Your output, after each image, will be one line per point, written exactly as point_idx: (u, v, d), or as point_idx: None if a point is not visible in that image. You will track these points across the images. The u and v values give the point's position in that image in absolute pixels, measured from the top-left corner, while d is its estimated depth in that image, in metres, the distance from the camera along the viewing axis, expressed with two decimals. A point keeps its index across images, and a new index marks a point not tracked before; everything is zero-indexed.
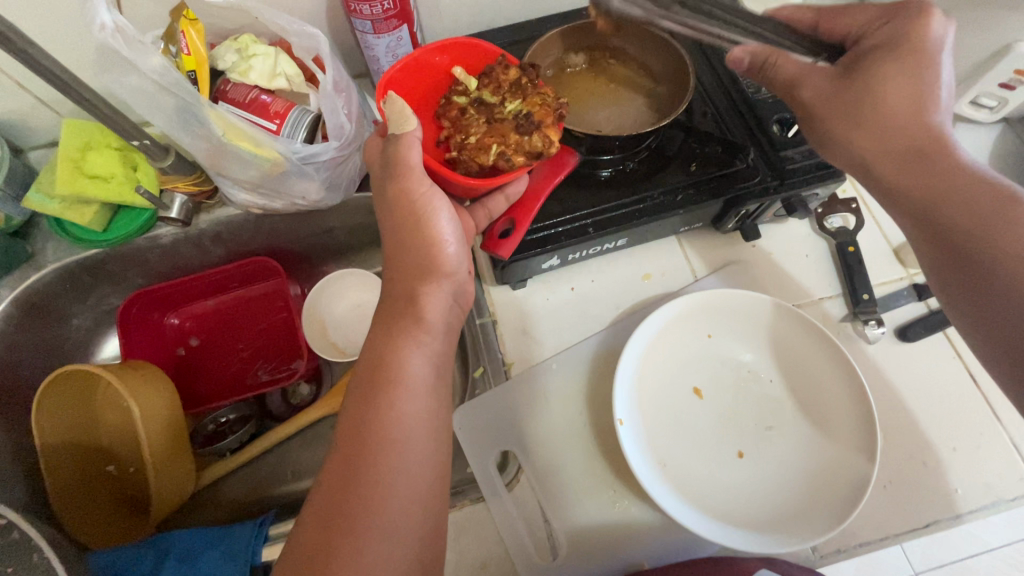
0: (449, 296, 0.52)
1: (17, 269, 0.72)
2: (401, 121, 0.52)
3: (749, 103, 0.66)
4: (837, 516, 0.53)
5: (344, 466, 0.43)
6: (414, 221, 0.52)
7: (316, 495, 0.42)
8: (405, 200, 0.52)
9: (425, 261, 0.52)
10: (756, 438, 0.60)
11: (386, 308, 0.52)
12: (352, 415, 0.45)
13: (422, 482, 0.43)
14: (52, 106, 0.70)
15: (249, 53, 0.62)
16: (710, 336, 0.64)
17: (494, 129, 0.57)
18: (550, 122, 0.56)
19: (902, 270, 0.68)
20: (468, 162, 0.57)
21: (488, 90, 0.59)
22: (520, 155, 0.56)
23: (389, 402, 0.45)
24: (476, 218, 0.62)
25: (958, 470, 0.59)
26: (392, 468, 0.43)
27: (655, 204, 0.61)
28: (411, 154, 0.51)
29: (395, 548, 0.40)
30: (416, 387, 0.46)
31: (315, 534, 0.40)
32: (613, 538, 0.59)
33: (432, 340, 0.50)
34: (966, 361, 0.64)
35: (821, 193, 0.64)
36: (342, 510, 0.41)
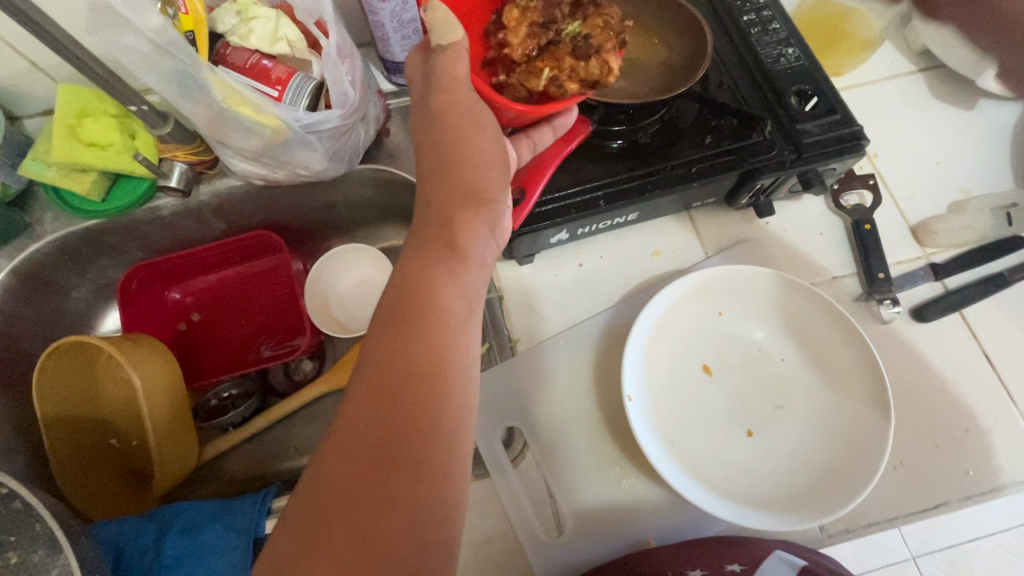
0: (487, 228, 0.50)
1: (15, 240, 0.70)
2: (445, 30, 0.51)
3: (768, 73, 0.64)
4: (857, 486, 0.52)
5: (367, 393, 0.39)
6: (462, 135, 0.51)
7: (336, 424, 0.39)
8: (451, 110, 0.51)
9: (461, 187, 0.50)
10: (768, 416, 0.59)
11: (419, 236, 0.49)
12: (386, 342, 0.42)
13: (463, 416, 0.41)
14: (48, 71, 0.68)
15: (249, 15, 0.60)
16: (721, 313, 0.62)
17: (548, 52, 0.55)
18: (610, 47, 0.55)
19: (919, 250, 0.67)
20: (517, 87, 0.56)
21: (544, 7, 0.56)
22: (574, 81, 0.54)
23: (429, 331, 0.42)
24: (521, 149, 0.58)
25: (970, 452, 0.58)
26: (435, 397, 0.40)
27: (668, 176, 0.60)
28: (457, 65, 0.51)
29: (436, 479, 0.37)
30: (444, 319, 0.44)
31: (348, 457, 0.37)
32: (621, 515, 0.58)
33: (464, 272, 0.47)
34: (982, 342, 0.63)
35: (838, 168, 0.62)
36: (382, 434, 0.38)
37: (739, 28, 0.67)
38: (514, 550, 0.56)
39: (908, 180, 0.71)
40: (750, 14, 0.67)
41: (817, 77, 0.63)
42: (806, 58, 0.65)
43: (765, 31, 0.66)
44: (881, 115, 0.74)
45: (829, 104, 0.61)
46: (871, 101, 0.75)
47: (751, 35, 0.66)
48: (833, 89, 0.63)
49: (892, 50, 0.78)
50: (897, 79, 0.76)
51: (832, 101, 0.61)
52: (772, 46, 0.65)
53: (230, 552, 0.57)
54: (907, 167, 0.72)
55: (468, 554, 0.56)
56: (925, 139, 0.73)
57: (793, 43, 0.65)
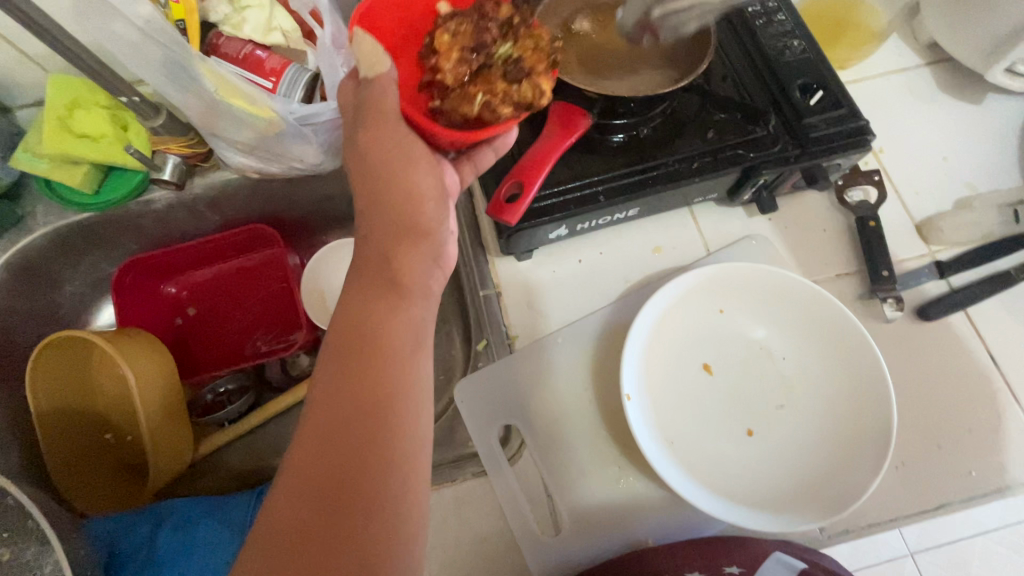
0: (430, 258, 0.49)
1: (6, 233, 0.69)
2: (373, 61, 0.47)
3: (773, 66, 0.62)
4: (855, 493, 0.51)
5: (313, 442, 0.38)
6: (392, 177, 0.48)
7: (281, 476, 0.38)
8: (375, 151, 0.47)
9: (402, 221, 0.47)
10: (765, 415, 0.58)
11: (357, 273, 0.46)
12: (327, 388, 0.40)
13: (416, 453, 0.40)
14: (38, 61, 0.67)
15: (241, 3, 0.58)
16: (722, 311, 0.62)
17: (480, 75, 0.51)
18: (542, 70, 0.51)
19: (924, 247, 0.66)
20: (451, 113, 0.52)
21: (475, 27, 0.52)
22: (508, 105, 0.50)
23: (374, 370, 0.41)
24: (462, 173, 0.57)
25: (973, 452, 0.58)
26: (384, 438, 0.39)
27: (670, 171, 0.58)
28: (386, 98, 0.47)
29: (390, 525, 0.37)
30: (390, 354, 0.42)
31: (297, 515, 0.36)
32: (618, 515, 0.58)
33: (410, 304, 0.45)
34: (987, 341, 0.62)
35: (843, 163, 0.61)
36: (329, 478, 0.37)
37: (743, 20, 0.65)
38: (511, 549, 0.56)
39: (913, 176, 0.70)
40: (755, 5, 0.65)
41: (821, 70, 0.62)
42: (811, 50, 0.63)
43: (770, 23, 0.64)
44: (887, 110, 0.73)
45: (836, 98, 0.60)
46: (877, 95, 0.74)
47: (756, 26, 0.64)
48: (838, 81, 0.61)
49: (899, 43, 0.77)
50: (904, 73, 0.75)
51: (837, 95, 0.60)
52: (777, 39, 0.64)
53: (225, 549, 0.56)
54: (912, 163, 0.70)
55: (464, 552, 0.56)
56: (931, 135, 0.72)
57: (799, 35, 0.64)
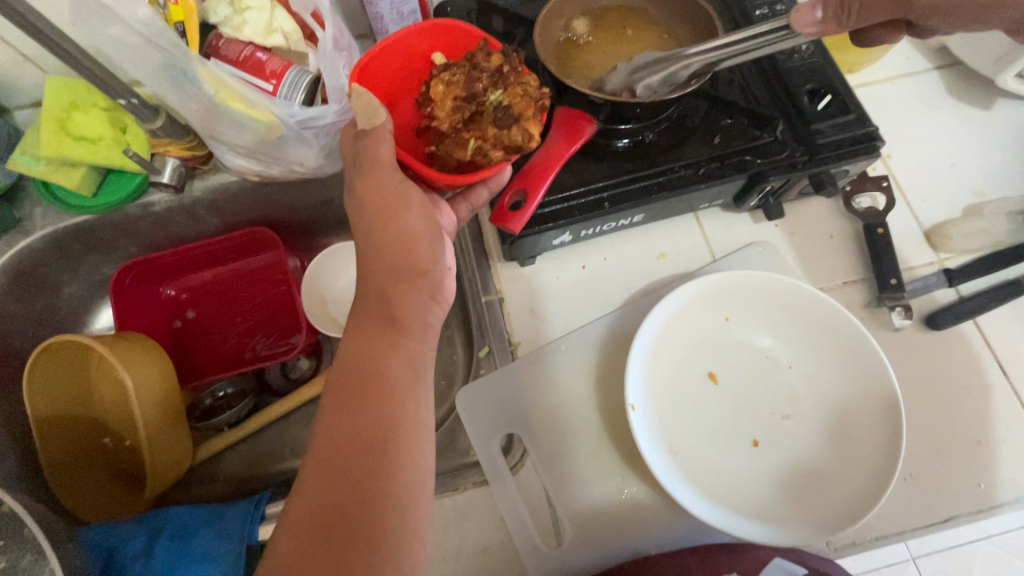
0: (428, 294, 0.48)
1: (5, 236, 0.69)
2: (370, 115, 0.49)
3: (780, 70, 0.62)
4: (865, 508, 0.50)
5: (316, 476, 0.39)
6: (384, 217, 0.48)
7: (287, 511, 0.39)
8: (374, 193, 0.48)
9: (398, 260, 0.48)
10: (773, 426, 0.57)
11: (357, 311, 0.48)
12: (330, 423, 0.42)
13: (416, 485, 0.41)
14: (37, 62, 0.66)
15: (242, 5, 0.57)
16: (728, 319, 0.61)
17: (472, 122, 0.53)
18: (531, 115, 0.51)
19: (932, 255, 0.65)
20: (446, 156, 0.53)
21: (466, 76, 0.52)
22: (498, 150, 0.51)
23: (376, 406, 0.42)
24: (458, 213, 0.58)
25: (981, 464, 0.57)
26: (386, 473, 0.40)
27: (676, 177, 0.58)
28: (379, 147, 0.48)
29: (391, 560, 0.37)
30: (390, 389, 0.43)
31: (299, 556, 0.36)
32: (621, 524, 0.57)
33: (409, 340, 0.46)
34: (996, 351, 0.61)
35: (852, 170, 0.60)
36: (331, 513, 0.38)
37: (750, 23, 0.64)
38: (512, 559, 0.55)
39: (922, 182, 0.69)
40: (762, 8, 0.64)
41: (830, 75, 0.61)
42: (820, 55, 0.62)
43: None
44: (895, 114, 0.72)
45: (844, 103, 0.59)
46: (885, 100, 0.73)
47: None
48: (847, 86, 0.61)
49: (908, 46, 0.76)
50: (913, 77, 0.74)
51: (846, 99, 0.59)
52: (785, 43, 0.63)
53: (222, 559, 0.55)
54: (920, 169, 0.69)
55: (465, 563, 0.55)
56: (940, 141, 0.71)
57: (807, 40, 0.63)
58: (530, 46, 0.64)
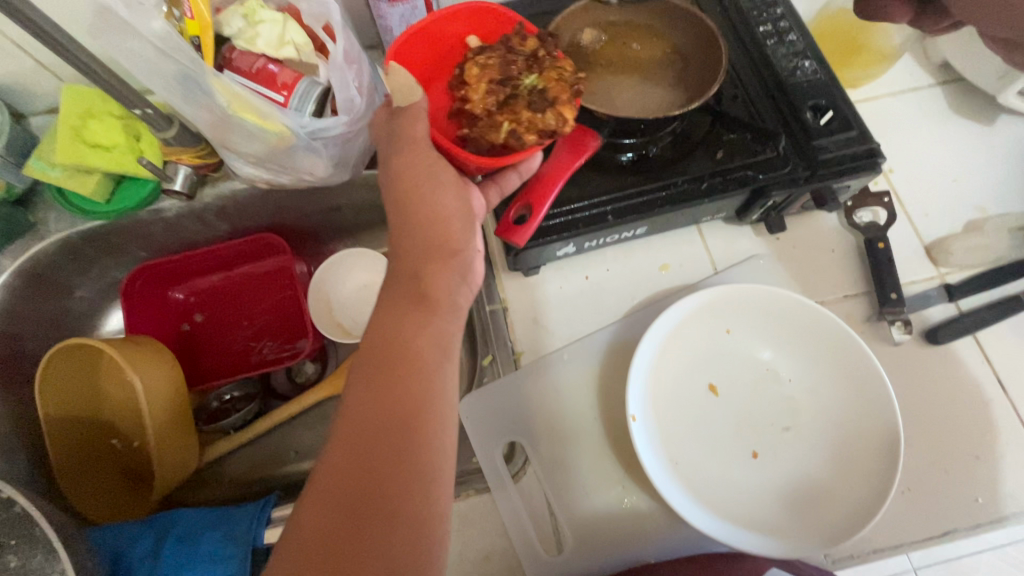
0: (458, 276, 0.49)
1: (19, 240, 0.70)
2: (409, 93, 0.52)
3: (784, 86, 0.62)
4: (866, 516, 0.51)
5: (343, 448, 0.40)
6: (415, 199, 0.49)
7: (315, 479, 0.40)
8: (406, 174, 0.50)
9: (429, 238, 0.49)
10: (774, 437, 0.58)
11: (389, 285, 0.49)
12: (357, 398, 0.42)
13: (438, 470, 0.41)
14: (54, 70, 0.67)
15: (256, 19, 0.58)
16: (729, 331, 0.61)
17: (507, 105, 0.54)
18: (566, 99, 0.53)
19: (933, 269, 0.65)
20: (478, 140, 0.55)
21: (502, 60, 0.54)
22: (532, 133, 0.52)
23: (405, 385, 0.43)
24: (488, 196, 0.56)
25: (979, 478, 0.57)
26: (413, 452, 0.41)
27: (679, 191, 0.58)
28: (418, 125, 0.51)
29: (413, 539, 0.38)
30: (415, 370, 0.44)
31: (323, 524, 0.38)
32: (621, 533, 0.58)
33: (438, 321, 0.47)
34: (996, 366, 0.62)
35: (853, 185, 0.61)
36: (356, 488, 0.39)
37: (755, 39, 0.65)
38: (513, 566, 0.56)
39: (924, 197, 0.69)
40: (767, 24, 0.65)
41: (833, 91, 0.62)
42: (823, 71, 0.63)
43: (781, 43, 0.64)
44: (897, 129, 0.73)
45: (846, 120, 0.60)
46: (888, 114, 0.74)
47: (768, 46, 0.64)
48: (849, 103, 0.61)
49: (910, 62, 0.76)
50: (915, 92, 0.75)
51: (847, 116, 0.60)
52: (788, 59, 0.63)
53: (227, 562, 0.56)
54: (922, 184, 0.70)
55: (466, 569, 0.56)
56: (943, 156, 0.71)
57: (810, 56, 0.64)
58: None
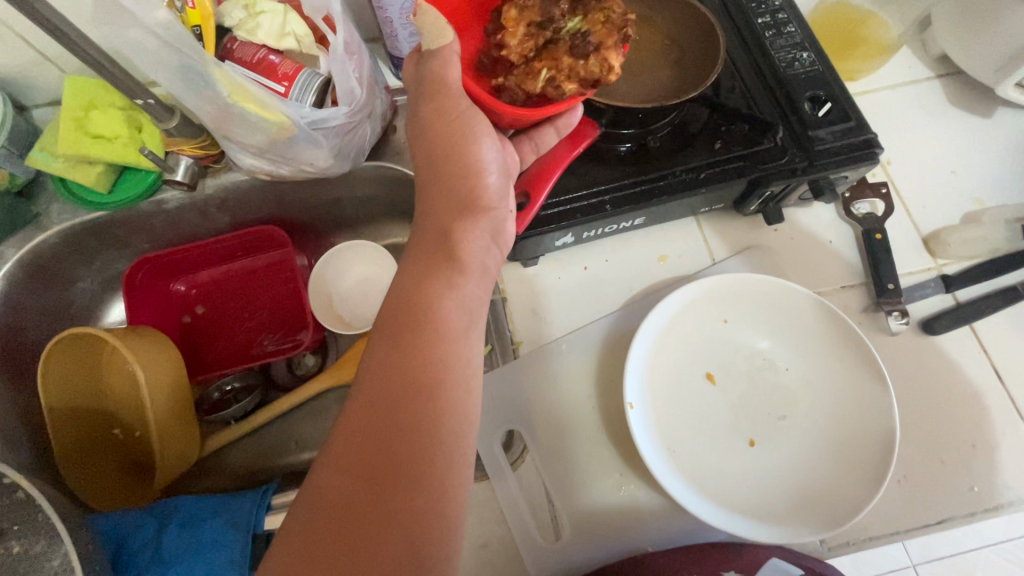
0: (487, 237, 0.51)
1: (21, 231, 0.71)
2: (438, 32, 0.48)
3: (781, 78, 0.63)
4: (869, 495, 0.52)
5: (373, 396, 0.41)
6: (454, 152, 0.50)
7: (344, 424, 0.41)
8: (442, 121, 0.50)
9: (462, 196, 0.50)
10: (770, 427, 0.58)
11: (421, 241, 0.50)
12: (386, 351, 0.43)
13: (462, 425, 0.42)
14: (56, 62, 0.68)
15: (256, 10, 0.59)
16: (727, 321, 0.62)
17: (545, 50, 0.51)
18: (611, 44, 0.51)
19: (930, 261, 0.66)
20: (514, 89, 0.52)
21: (543, 0, 0.52)
22: (573, 81, 0.51)
23: (437, 335, 0.44)
24: (523, 153, 0.59)
25: (976, 467, 0.58)
26: (443, 399, 0.42)
27: (676, 181, 0.59)
28: (452, 72, 0.49)
29: (439, 481, 0.39)
30: (441, 328, 0.45)
31: (351, 468, 0.38)
32: (619, 521, 0.58)
33: (465, 282, 0.48)
34: (992, 356, 0.62)
35: (851, 176, 0.61)
36: (385, 435, 0.40)
37: (753, 31, 0.66)
38: (512, 553, 0.56)
39: (921, 189, 0.70)
40: (765, 16, 0.65)
41: (831, 82, 0.62)
42: (821, 63, 0.63)
43: (779, 35, 0.65)
44: (895, 121, 0.73)
45: (844, 111, 0.60)
46: (886, 107, 0.74)
47: (765, 38, 0.65)
48: (847, 94, 0.62)
49: (909, 55, 0.77)
50: (914, 85, 0.75)
51: (845, 107, 0.60)
52: (786, 50, 0.64)
53: (229, 548, 0.56)
54: (920, 175, 0.70)
55: (465, 557, 0.56)
56: (940, 148, 0.72)
57: (807, 47, 0.64)
58: None
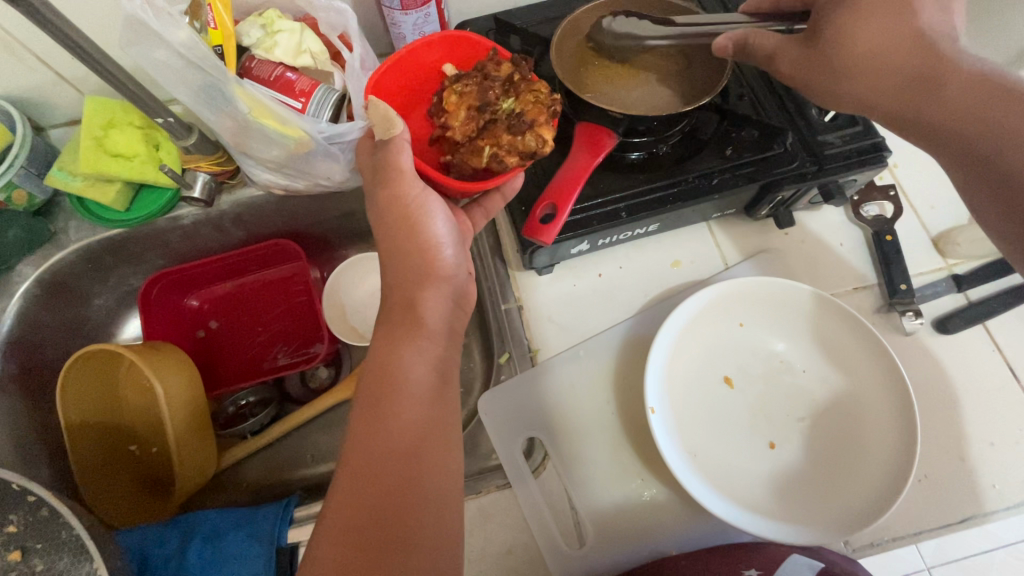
0: (449, 299, 0.51)
1: (39, 249, 0.71)
2: (388, 124, 0.50)
3: (788, 84, 0.64)
4: (891, 492, 0.51)
5: (351, 485, 0.41)
6: (409, 223, 0.51)
7: (326, 516, 0.40)
8: (398, 203, 0.51)
9: (422, 268, 0.50)
10: (790, 428, 0.59)
11: (383, 318, 0.50)
12: (361, 432, 0.43)
13: (445, 494, 0.43)
14: (74, 83, 0.69)
15: (275, 29, 0.60)
16: (742, 325, 0.62)
17: (485, 129, 0.55)
18: (544, 120, 0.53)
19: (941, 261, 0.66)
20: (461, 165, 0.56)
21: (479, 85, 0.55)
22: (514, 155, 0.53)
23: (407, 414, 0.44)
24: (475, 220, 0.61)
25: (995, 465, 0.58)
26: (415, 483, 0.42)
27: (690, 188, 0.60)
28: (402, 157, 0.50)
29: (423, 569, 0.39)
30: (414, 400, 0.45)
31: (339, 560, 0.38)
32: (642, 526, 0.58)
33: (433, 347, 0.48)
34: (1006, 354, 0.63)
35: (859, 179, 0.63)
36: (369, 521, 0.40)
37: None
38: (536, 561, 0.56)
39: (929, 190, 0.71)
40: None
41: None
42: None
43: None
44: None
45: (851, 116, 0.61)
46: None
47: None
48: None
49: None
50: None
51: (852, 112, 0.62)
52: None
53: (253, 561, 0.57)
54: (927, 177, 0.71)
55: (489, 565, 0.56)
56: None
57: None
58: (546, 62, 0.67)
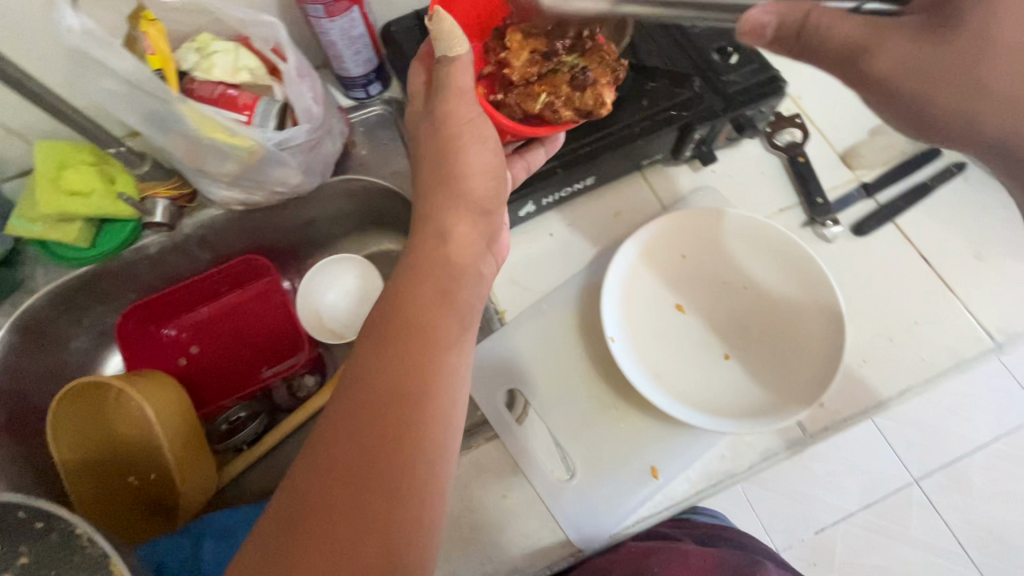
0: (479, 231, 0.53)
1: (9, 298, 0.73)
2: (453, 42, 0.51)
3: (688, 36, 0.70)
4: (823, 381, 0.58)
5: (350, 414, 0.41)
6: (451, 143, 0.52)
7: (319, 442, 0.41)
8: (452, 121, 0.52)
9: (455, 192, 0.52)
10: (739, 339, 0.65)
11: (415, 245, 0.51)
12: (374, 365, 0.43)
13: (445, 442, 0.42)
14: (22, 132, 0.71)
15: (209, 50, 0.64)
16: (684, 256, 0.68)
17: (546, 77, 0.58)
18: (606, 81, 0.57)
19: (850, 173, 0.74)
20: (513, 107, 0.58)
21: (548, 36, 0.59)
22: (568, 109, 0.56)
23: (422, 355, 0.44)
24: (515, 170, 0.61)
25: (921, 340, 0.65)
26: (416, 426, 0.41)
27: (616, 138, 0.66)
28: (461, 77, 0.52)
29: (405, 508, 0.39)
30: (430, 343, 0.45)
31: (324, 487, 0.39)
32: (624, 449, 0.63)
33: (456, 287, 0.49)
34: (916, 244, 0.70)
35: (765, 111, 0.70)
36: (360, 452, 0.40)
37: None
38: (531, 497, 0.61)
39: (831, 114, 0.78)
40: None
41: None
42: None
43: None
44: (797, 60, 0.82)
45: (748, 55, 0.68)
46: None
47: None
48: None
49: None
50: None
51: (748, 52, 0.68)
52: None
53: None
54: (827, 103, 0.79)
55: (490, 509, 0.61)
56: None
57: None
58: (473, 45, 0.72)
